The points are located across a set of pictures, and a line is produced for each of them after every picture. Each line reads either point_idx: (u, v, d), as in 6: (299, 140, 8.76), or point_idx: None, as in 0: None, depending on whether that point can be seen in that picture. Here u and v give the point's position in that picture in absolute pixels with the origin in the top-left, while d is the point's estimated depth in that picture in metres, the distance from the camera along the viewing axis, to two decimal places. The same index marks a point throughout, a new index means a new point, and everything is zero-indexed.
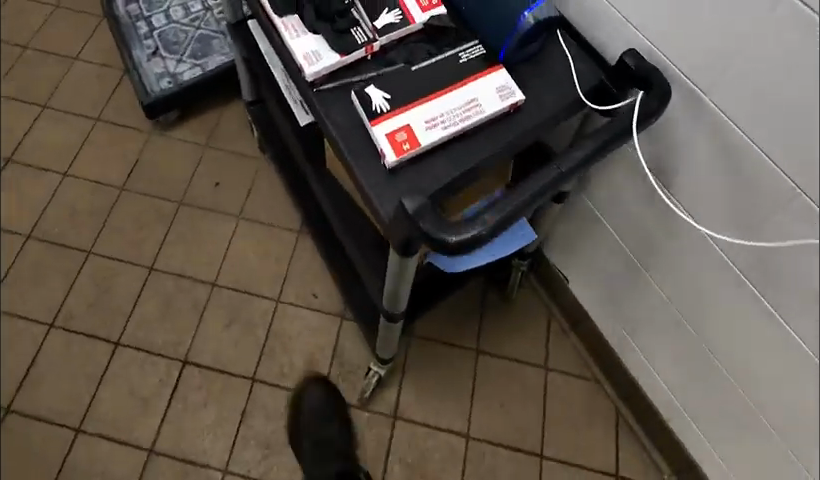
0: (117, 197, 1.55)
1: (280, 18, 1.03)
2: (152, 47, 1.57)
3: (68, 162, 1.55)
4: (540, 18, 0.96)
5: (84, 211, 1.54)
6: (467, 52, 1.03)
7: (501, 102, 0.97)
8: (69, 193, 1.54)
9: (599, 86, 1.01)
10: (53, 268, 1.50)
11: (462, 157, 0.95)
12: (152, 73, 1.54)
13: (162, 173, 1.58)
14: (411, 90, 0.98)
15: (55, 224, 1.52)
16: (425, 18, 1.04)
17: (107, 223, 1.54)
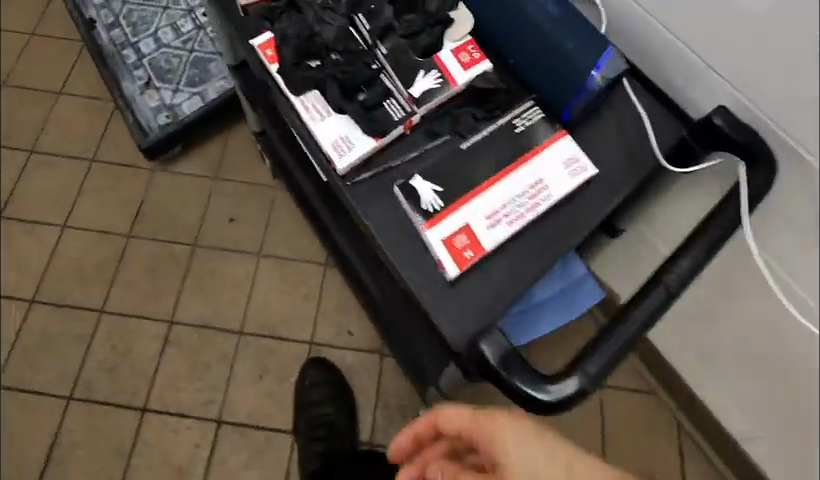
0: (124, 247, 1.41)
1: (298, 97, 0.88)
2: (145, 77, 1.34)
3: (65, 212, 1.42)
4: (609, 77, 0.86)
5: (91, 267, 1.40)
6: (522, 118, 0.90)
7: (573, 179, 0.87)
8: (70, 250, 1.40)
9: (681, 145, 0.89)
10: (65, 333, 1.37)
11: (536, 255, 0.85)
12: (148, 109, 1.33)
13: (170, 215, 1.43)
14: (463, 178, 0.87)
15: (61, 283, 1.39)
16: (468, 77, 0.90)
17: (118, 277, 1.40)
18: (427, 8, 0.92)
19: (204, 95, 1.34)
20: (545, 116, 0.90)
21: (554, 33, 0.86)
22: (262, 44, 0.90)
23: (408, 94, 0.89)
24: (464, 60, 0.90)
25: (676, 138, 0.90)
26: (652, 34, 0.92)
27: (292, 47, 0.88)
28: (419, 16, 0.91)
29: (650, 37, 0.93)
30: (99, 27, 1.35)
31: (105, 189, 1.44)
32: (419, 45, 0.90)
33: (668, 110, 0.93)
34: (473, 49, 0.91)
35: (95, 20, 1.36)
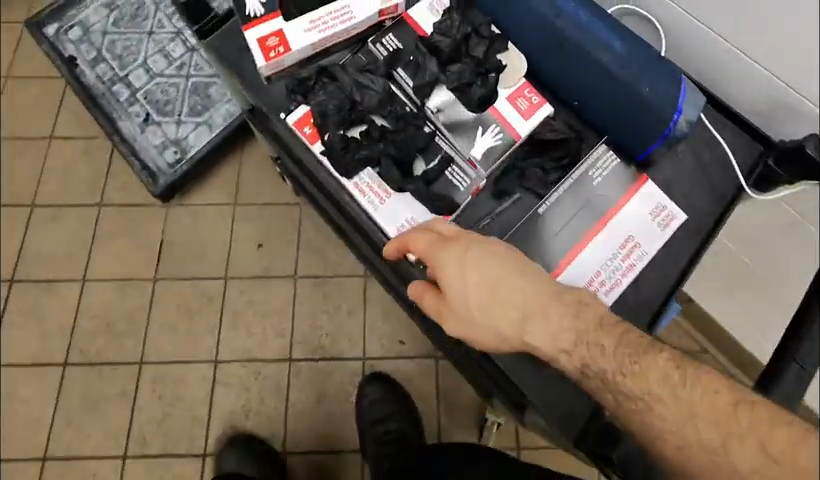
0: (152, 293, 1.32)
1: (352, 181, 0.78)
2: (142, 113, 1.21)
3: (82, 266, 1.32)
4: (692, 120, 0.76)
5: (120, 318, 1.31)
6: (598, 167, 0.82)
7: (664, 231, 0.81)
8: (95, 305, 1.31)
9: (764, 170, 0.83)
10: (105, 393, 1.27)
11: (635, 321, 0.79)
12: (152, 148, 1.20)
13: (195, 250, 1.34)
14: (549, 247, 0.80)
15: (92, 342, 1.30)
16: (530, 127, 0.80)
17: (151, 324, 1.31)
18: (475, 53, 0.79)
19: (211, 124, 1.21)
20: (622, 160, 0.82)
21: (631, 76, 0.75)
22: (296, 121, 0.79)
23: (469, 156, 0.79)
24: (522, 106, 0.80)
25: (751, 164, 0.85)
26: (723, 53, 0.81)
27: (333, 125, 0.77)
28: (468, 65, 0.79)
29: (714, 53, 0.83)
30: (82, 65, 1.22)
31: (121, 234, 1.34)
32: (472, 98, 0.79)
33: (744, 130, 0.85)
34: (530, 92, 0.81)
35: (75, 57, 1.22)
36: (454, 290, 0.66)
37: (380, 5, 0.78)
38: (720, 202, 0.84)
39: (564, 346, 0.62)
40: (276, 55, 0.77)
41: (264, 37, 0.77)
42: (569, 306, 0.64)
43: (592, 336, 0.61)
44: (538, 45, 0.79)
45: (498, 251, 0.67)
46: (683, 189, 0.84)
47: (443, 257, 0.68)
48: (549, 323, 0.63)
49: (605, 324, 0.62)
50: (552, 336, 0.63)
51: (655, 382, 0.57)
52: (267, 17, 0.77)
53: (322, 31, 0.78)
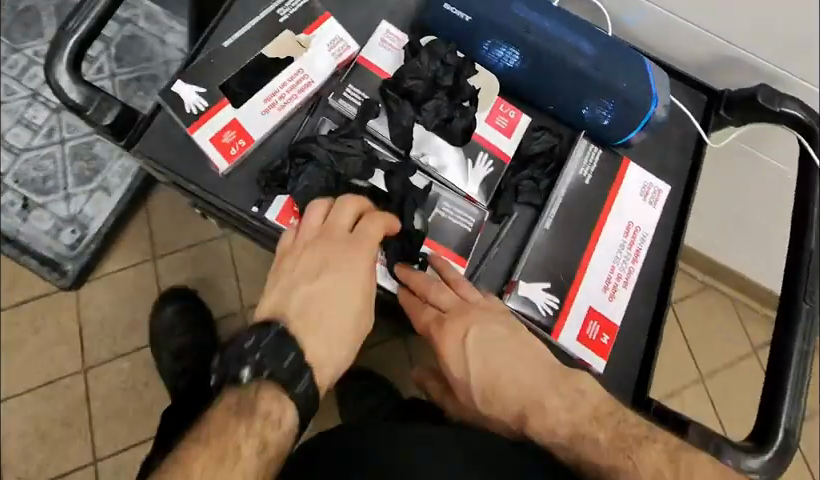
0: (85, 386, 1.15)
1: None
2: (19, 199, 1.03)
3: None
4: (668, 103, 0.76)
5: (56, 425, 1.14)
6: (586, 165, 0.80)
7: (656, 208, 0.83)
8: (22, 422, 1.14)
9: (720, 120, 0.85)
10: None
11: (647, 300, 0.82)
12: (44, 234, 1.03)
13: (120, 323, 1.18)
14: (562, 260, 0.79)
15: (30, 461, 1.12)
16: (515, 143, 0.77)
17: (94, 419, 1.14)
18: (445, 84, 0.73)
19: (108, 187, 1.05)
20: (604, 151, 0.81)
21: (606, 74, 0.72)
22: (278, 215, 0.69)
23: (465, 192, 0.75)
24: (502, 125, 0.77)
25: (705, 114, 0.86)
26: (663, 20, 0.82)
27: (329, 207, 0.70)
28: (443, 101, 0.73)
29: (655, 25, 0.83)
30: None
31: (30, 337, 1.16)
32: (456, 133, 0.74)
33: (691, 87, 0.87)
34: (505, 108, 0.77)
35: None
36: (454, 373, 0.70)
37: (334, 59, 0.69)
38: (688, 154, 0.85)
39: (561, 440, 0.65)
40: (238, 150, 0.67)
41: (218, 135, 0.66)
42: (566, 396, 0.67)
43: (587, 427, 0.65)
44: (509, 65, 0.75)
45: (500, 334, 0.68)
46: (655, 156, 0.84)
47: (443, 341, 0.69)
48: (545, 414, 0.66)
49: (598, 412, 0.66)
50: (550, 430, 0.66)
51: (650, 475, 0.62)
52: (213, 111, 0.66)
53: (281, 108, 0.68)
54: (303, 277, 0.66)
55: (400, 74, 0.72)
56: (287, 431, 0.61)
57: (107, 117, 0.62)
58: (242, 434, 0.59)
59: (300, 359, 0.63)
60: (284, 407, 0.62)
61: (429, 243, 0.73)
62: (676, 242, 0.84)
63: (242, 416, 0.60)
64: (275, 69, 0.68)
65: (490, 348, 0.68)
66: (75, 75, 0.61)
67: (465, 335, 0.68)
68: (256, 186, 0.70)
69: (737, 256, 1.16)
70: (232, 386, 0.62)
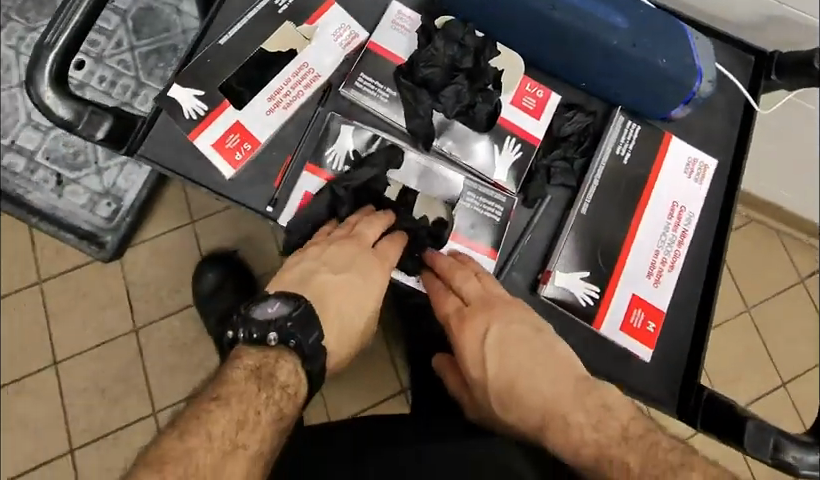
0: (137, 344, 1.10)
1: None
2: (51, 176, 1.04)
3: (48, 347, 1.10)
4: (712, 77, 0.69)
5: (114, 383, 1.09)
6: (623, 143, 0.73)
7: (703, 185, 0.76)
8: (79, 382, 1.09)
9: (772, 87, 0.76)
10: (125, 458, 1.06)
11: (699, 276, 0.75)
12: (80, 208, 1.04)
13: (167, 280, 1.12)
14: (604, 245, 0.72)
15: (90, 416, 1.08)
16: (544, 123, 0.71)
17: (150, 375, 1.09)
18: (464, 65, 0.67)
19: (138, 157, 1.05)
20: (642, 126, 0.74)
21: (643, 50, 0.65)
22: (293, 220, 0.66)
23: (493, 180, 0.70)
24: (530, 106, 0.71)
25: (751, 78, 0.76)
26: None
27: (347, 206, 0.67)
28: (463, 86, 0.67)
29: None
30: None
31: (74, 304, 1.11)
32: (479, 120, 0.68)
33: (736, 48, 0.76)
34: (532, 87, 0.71)
35: None
36: (468, 369, 0.65)
37: (342, 49, 0.68)
38: (737, 125, 0.77)
39: (585, 462, 0.59)
40: (244, 155, 0.65)
41: (221, 138, 0.65)
42: (593, 411, 0.60)
43: (614, 449, 0.58)
44: (535, 44, 0.68)
45: (523, 334, 0.64)
46: (701, 128, 0.76)
47: (461, 336, 0.65)
48: (568, 431, 0.60)
49: (628, 433, 0.59)
50: (573, 450, 0.59)
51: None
52: (215, 114, 0.65)
53: (286, 106, 0.66)
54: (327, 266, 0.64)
55: (414, 60, 0.66)
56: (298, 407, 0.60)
57: (98, 131, 0.61)
58: (264, 401, 0.57)
59: (321, 342, 0.61)
60: (297, 388, 0.60)
61: (454, 235, 0.69)
62: (726, 218, 0.76)
63: (259, 383, 0.58)
64: (279, 64, 0.66)
65: (510, 343, 0.64)
66: (58, 89, 0.60)
67: (485, 332, 0.64)
68: (269, 183, 0.66)
69: (803, 205, 1.07)
70: (248, 349, 0.60)
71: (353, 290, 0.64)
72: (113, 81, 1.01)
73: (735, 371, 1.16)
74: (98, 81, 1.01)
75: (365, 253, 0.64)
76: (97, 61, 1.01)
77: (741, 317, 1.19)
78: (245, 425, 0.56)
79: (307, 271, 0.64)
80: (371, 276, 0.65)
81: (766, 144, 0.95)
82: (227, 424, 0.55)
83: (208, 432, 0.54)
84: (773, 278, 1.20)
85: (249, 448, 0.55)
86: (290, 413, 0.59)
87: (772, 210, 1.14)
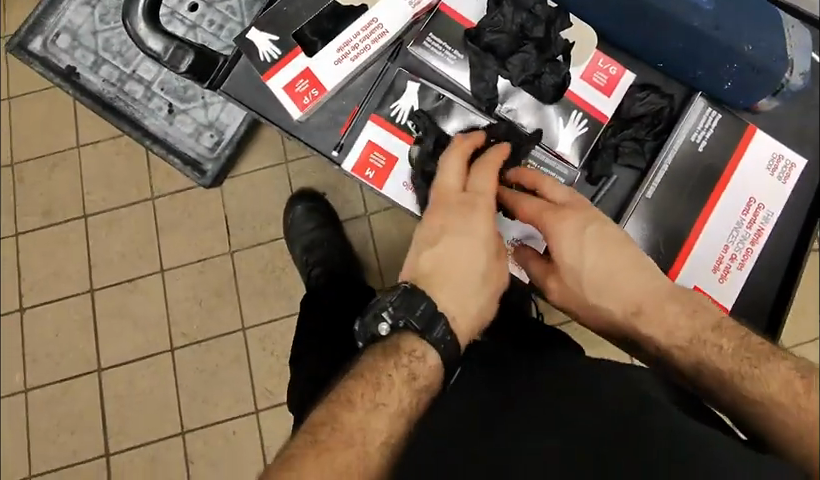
0: (232, 267, 1.11)
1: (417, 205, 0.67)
2: (164, 105, 1.05)
3: (156, 255, 1.12)
4: (805, 71, 0.67)
5: (212, 297, 1.10)
6: (700, 130, 0.69)
7: (786, 185, 0.69)
8: (180, 290, 1.11)
9: None
10: (217, 365, 1.09)
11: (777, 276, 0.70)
12: (186, 136, 1.05)
13: (265, 207, 1.12)
14: (669, 233, 0.68)
15: (190, 322, 1.10)
16: (614, 102, 0.69)
17: (244, 292, 1.10)
18: (535, 35, 0.67)
19: None
20: (723, 114, 0.69)
21: (728, 34, 0.62)
22: (354, 167, 0.68)
23: (556, 152, 0.67)
24: (601, 82, 0.69)
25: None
26: None
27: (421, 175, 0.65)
28: (530, 54, 0.67)
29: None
30: (84, 73, 1.04)
31: (181, 220, 1.13)
32: (545, 90, 0.67)
33: None
34: (605, 63, 0.69)
35: (75, 66, 1.04)
36: (565, 259, 0.59)
37: (411, 8, 0.68)
38: None
39: (678, 343, 0.56)
40: (311, 100, 0.67)
41: (291, 82, 0.67)
42: (688, 303, 0.57)
43: (709, 334, 0.55)
44: (608, 16, 0.67)
45: (618, 238, 0.59)
46: (794, 121, 0.71)
47: (559, 226, 0.59)
48: (663, 318, 0.57)
49: (722, 324, 0.56)
50: (666, 332, 0.57)
51: (777, 388, 0.51)
52: (286, 60, 0.67)
53: (354, 58, 0.68)
54: (432, 242, 0.59)
55: (479, 28, 0.67)
56: (433, 368, 0.56)
57: (181, 64, 0.71)
58: (390, 370, 0.54)
59: (435, 308, 0.56)
60: (425, 352, 0.56)
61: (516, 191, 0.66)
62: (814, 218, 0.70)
63: (386, 363, 0.55)
64: (349, 19, 0.68)
65: (609, 241, 0.59)
66: (150, 24, 0.71)
67: (585, 226, 0.59)
68: (337, 130, 0.69)
69: None
70: (370, 348, 0.57)
71: (460, 258, 0.58)
72: (221, 26, 0.97)
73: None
74: (208, 25, 0.97)
75: (449, 209, 0.60)
76: (208, 5, 0.97)
77: None
78: (380, 387, 0.53)
79: (413, 255, 0.60)
80: (470, 224, 0.59)
81: None
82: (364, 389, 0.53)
83: (346, 393, 0.52)
84: None
85: (390, 406, 0.52)
86: (426, 378, 0.55)
87: None
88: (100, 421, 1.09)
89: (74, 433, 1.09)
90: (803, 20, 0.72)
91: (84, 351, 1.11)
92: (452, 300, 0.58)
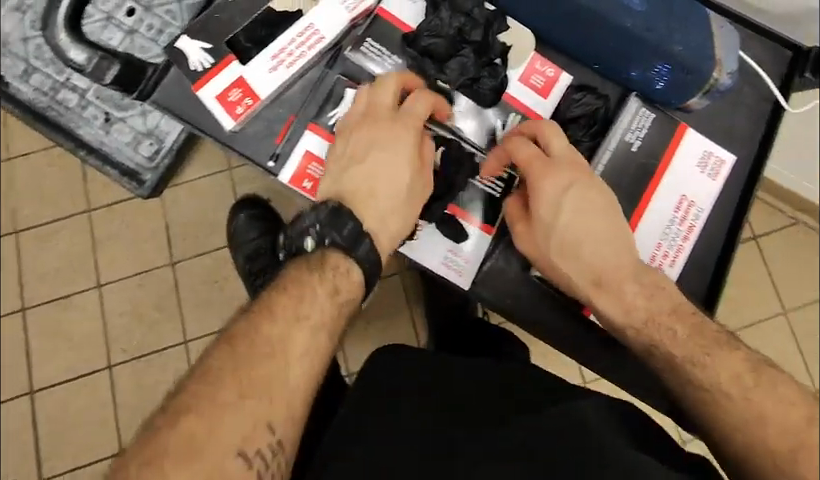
0: (173, 279, 1.08)
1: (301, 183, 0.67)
2: (101, 114, 1.00)
3: (93, 269, 1.09)
4: (731, 70, 0.68)
5: (151, 310, 1.08)
6: (634, 130, 0.70)
7: (716, 182, 0.71)
8: (119, 304, 1.08)
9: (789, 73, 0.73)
10: (158, 381, 1.06)
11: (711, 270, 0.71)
12: (125, 145, 1.01)
13: (206, 215, 1.10)
14: None
15: (129, 337, 1.07)
16: (551, 105, 0.70)
17: (186, 303, 1.08)
18: (474, 39, 0.67)
19: None
20: (656, 114, 0.71)
21: (659, 36, 0.63)
22: (291, 178, 0.67)
23: None
24: (538, 84, 0.70)
25: (784, 76, 0.73)
26: None
27: None
28: (467, 59, 0.67)
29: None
30: (13, 82, 0.99)
31: (119, 232, 1.10)
32: (484, 95, 0.68)
33: (758, 33, 0.74)
34: (543, 65, 0.70)
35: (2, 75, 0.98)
36: (539, 209, 0.63)
37: (348, 13, 0.68)
38: (762, 121, 0.73)
39: (635, 324, 0.61)
40: (245, 109, 0.66)
41: (224, 92, 0.66)
42: (645, 285, 0.61)
43: (665, 319, 0.60)
44: (543, 20, 0.67)
45: (597, 202, 0.63)
46: (724, 120, 0.73)
47: (542, 179, 0.62)
48: (621, 296, 0.61)
49: (681, 307, 0.60)
50: (624, 310, 0.61)
51: (724, 379, 0.55)
52: (219, 68, 0.66)
53: (289, 65, 0.67)
54: (358, 157, 0.64)
55: (416, 34, 0.67)
56: (357, 283, 0.61)
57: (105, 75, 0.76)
58: (314, 283, 0.59)
59: (359, 229, 0.61)
60: (349, 267, 0.61)
61: (454, 210, 0.68)
62: (742, 212, 0.71)
63: (310, 276, 0.60)
64: (283, 26, 0.68)
65: (583, 205, 0.62)
66: (70, 34, 0.77)
67: (567, 186, 0.62)
68: (273, 139, 0.67)
69: None
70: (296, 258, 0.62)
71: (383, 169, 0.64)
72: (160, 30, 0.93)
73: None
74: (147, 29, 0.93)
75: (381, 128, 0.64)
76: (147, 9, 0.93)
77: (778, 320, 1.12)
78: (303, 300, 0.59)
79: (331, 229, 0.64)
80: (396, 139, 0.64)
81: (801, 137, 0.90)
82: (287, 303, 0.58)
83: (268, 303, 0.58)
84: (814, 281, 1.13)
85: (312, 319, 0.58)
86: (347, 291, 0.61)
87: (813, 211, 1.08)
88: (36, 443, 1.05)
89: (10, 457, 1.05)
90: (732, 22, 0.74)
91: (16, 375, 1.07)
92: (374, 217, 0.63)
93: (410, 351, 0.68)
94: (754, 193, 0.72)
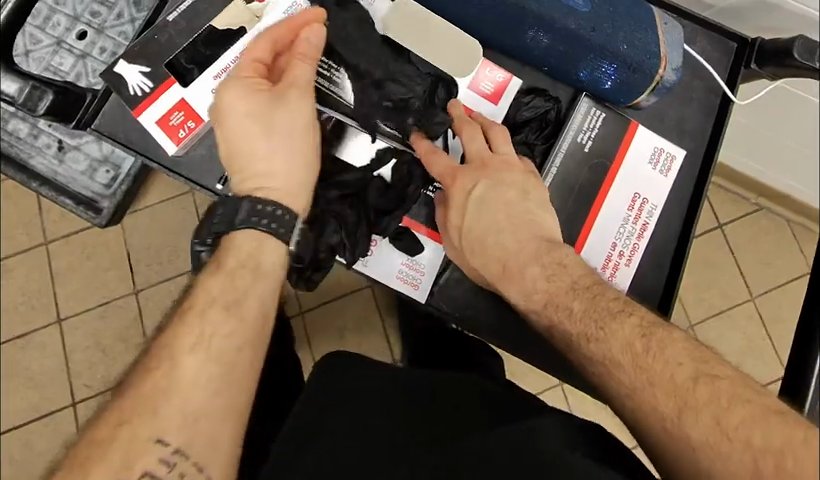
0: (135, 307, 1.06)
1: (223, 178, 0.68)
2: (54, 142, 0.98)
3: (52, 304, 1.06)
4: (675, 66, 0.67)
5: (114, 341, 1.05)
6: (585, 130, 0.70)
7: (668, 178, 0.71)
8: (81, 337, 1.05)
9: (735, 66, 0.74)
10: None
11: (669, 264, 0.71)
12: (80, 175, 0.99)
13: (167, 240, 1.07)
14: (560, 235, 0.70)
15: (93, 372, 1.04)
16: (503, 110, 0.70)
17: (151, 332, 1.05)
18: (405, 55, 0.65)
19: None
20: (608, 113, 0.70)
21: (603, 36, 0.63)
22: None
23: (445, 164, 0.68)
24: (488, 90, 0.69)
25: (731, 69, 0.74)
26: None
27: None
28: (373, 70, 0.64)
29: None
30: None
31: (77, 265, 1.07)
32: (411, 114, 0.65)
33: (704, 27, 0.74)
34: (492, 71, 0.70)
35: None
36: (450, 221, 0.64)
37: None
38: (712, 114, 0.74)
39: (535, 306, 0.60)
40: (186, 133, 0.65)
41: (164, 116, 0.65)
42: (547, 265, 0.60)
43: (562, 297, 0.59)
44: (488, 26, 0.67)
45: (511, 196, 0.63)
46: (674, 115, 0.73)
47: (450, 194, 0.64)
48: (524, 282, 0.61)
49: (577, 285, 0.59)
50: (526, 295, 0.61)
51: (618, 348, 0.54)
52: (160, 91, 0.65)
53: None
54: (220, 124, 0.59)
55: (330, 45, 0.64)
56: (248, 249, 0.57)
57: (39, 104, 0.66)
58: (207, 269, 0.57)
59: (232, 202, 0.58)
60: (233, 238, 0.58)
61: (408, 223, 0.69)
62: (695, 205, 0.72)
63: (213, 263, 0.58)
64: (229, 41, 0.66)
65: (495, 202, 0.63)
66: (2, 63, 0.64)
67: (472, 188, 0.63)
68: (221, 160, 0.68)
69: (804, 193, 1.02)
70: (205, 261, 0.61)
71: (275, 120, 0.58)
72: (113, 52, 0.92)
73: (734, 359, 1.11)
74: (99, 52, 0.92)
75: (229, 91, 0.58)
76: (98, 31, 0.92)
77: (746, 306, 1.13)
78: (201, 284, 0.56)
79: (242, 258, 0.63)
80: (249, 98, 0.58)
81: (749, 130, 0.90)
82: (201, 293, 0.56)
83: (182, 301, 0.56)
84: (782, 266, 1.14)
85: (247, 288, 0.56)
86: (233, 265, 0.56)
87: (775, 197, 1.09)
88: None
89: None
90: (678, 17, 0.74)
91: None
92: (267, 174, 0.59)
93: (355, 359, 0.69)
94: (706, 187, 0.72)
